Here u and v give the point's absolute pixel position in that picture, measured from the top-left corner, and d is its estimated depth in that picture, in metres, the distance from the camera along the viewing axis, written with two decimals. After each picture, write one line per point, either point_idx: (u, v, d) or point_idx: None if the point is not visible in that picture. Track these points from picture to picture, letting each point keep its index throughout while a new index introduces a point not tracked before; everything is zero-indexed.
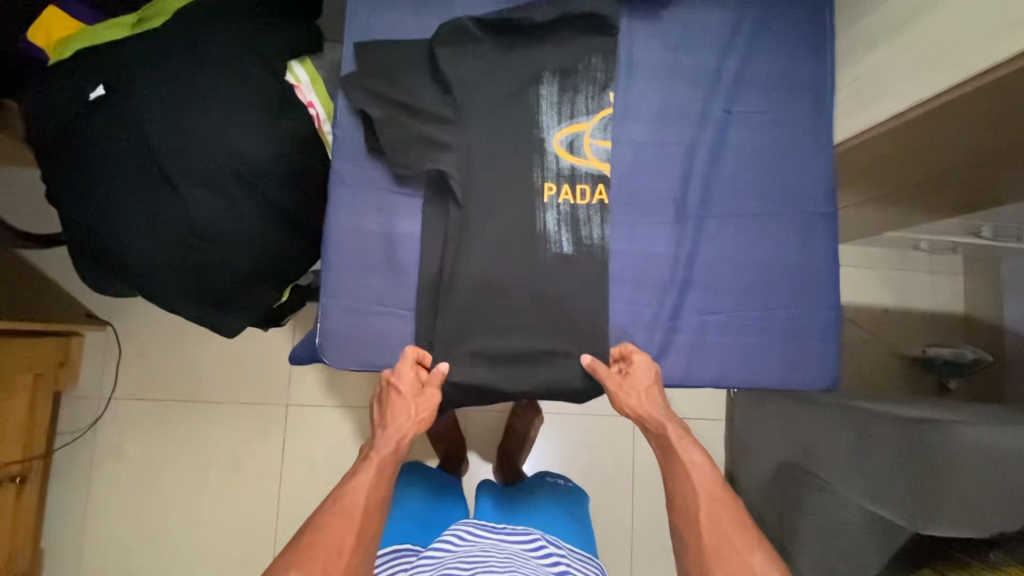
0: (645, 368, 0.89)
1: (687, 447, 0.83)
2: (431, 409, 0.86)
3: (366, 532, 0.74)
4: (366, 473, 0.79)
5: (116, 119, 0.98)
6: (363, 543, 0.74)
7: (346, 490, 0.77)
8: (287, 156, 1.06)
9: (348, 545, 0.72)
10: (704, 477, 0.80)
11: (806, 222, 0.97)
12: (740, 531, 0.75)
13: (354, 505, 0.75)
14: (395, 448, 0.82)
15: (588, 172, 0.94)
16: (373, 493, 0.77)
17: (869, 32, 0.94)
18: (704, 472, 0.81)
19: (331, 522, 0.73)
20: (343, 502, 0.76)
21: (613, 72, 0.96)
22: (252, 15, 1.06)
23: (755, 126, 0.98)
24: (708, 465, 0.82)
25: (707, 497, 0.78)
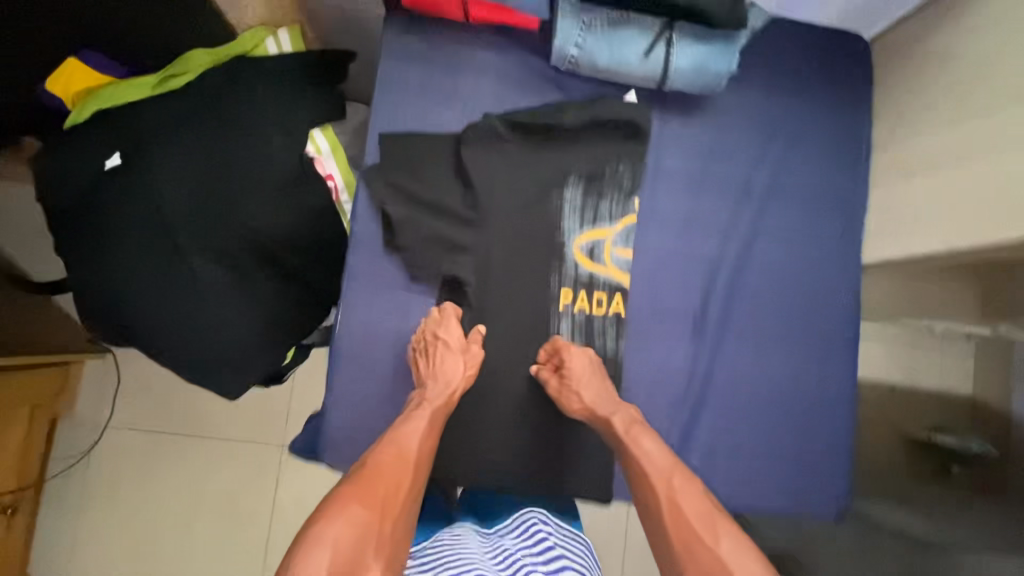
0: (579, 362, 0.85)
1: (637, 436, 0.77)
2: (477, 366, 0.86)
3: (420, 477, 0.72)
4: (420, 418, 0.78)
5: (131, 190, 0.96)
6: (417, 488, 0.71)
7: (401, 433, 0.75)
8: (303, 229, 1.04)
9: (405, 485, 0.69)
10: (657, 468, 0.73)
11: (818, 343, 0.97)
12: (700, 517, 0.66)
13: (409, 450, 0.73)
14: (444, 403, 0.81)
15: (607, 281, 0.93)
16: (425, 442, 0.76)
17: (907, 158, 0.92)
18: (657, 458, 0.74)
19: (388, 462, 0.71)
20: (398, 444, 0.73)
21: (640, 180, 0.94)
22: (276, 84, 1.04)
23: (779, 241, 0.97)
24: (666, 453, 0.75)
25: (662, 485, 0.70)
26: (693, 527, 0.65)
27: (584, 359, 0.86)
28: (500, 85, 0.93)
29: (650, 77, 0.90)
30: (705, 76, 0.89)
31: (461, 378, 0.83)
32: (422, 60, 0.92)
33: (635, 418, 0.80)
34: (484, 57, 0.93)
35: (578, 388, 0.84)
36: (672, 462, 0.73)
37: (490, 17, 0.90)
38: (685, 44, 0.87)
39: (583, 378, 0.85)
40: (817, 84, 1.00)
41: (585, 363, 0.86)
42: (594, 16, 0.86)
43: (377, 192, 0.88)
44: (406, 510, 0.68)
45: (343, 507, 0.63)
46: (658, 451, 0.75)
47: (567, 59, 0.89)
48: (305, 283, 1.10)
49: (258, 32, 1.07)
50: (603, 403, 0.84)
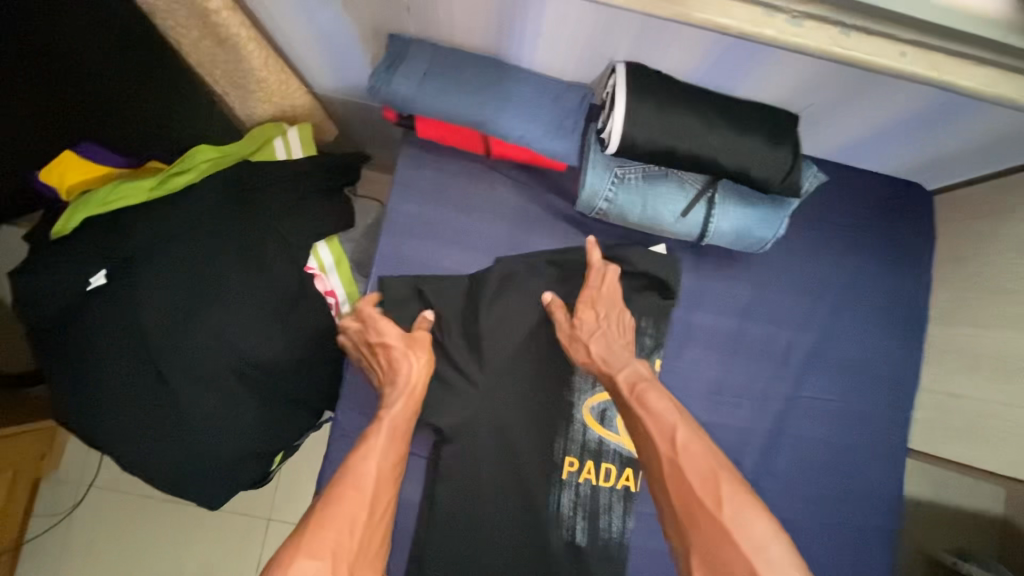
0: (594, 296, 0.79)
1: (644, 394, 0.71)
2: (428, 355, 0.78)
3: (380, 507, 0.66)
4: (377, 439, 0.70)
5: (116, 310, 0.90)
6: (375, 523, 0.64)
7: (356, 457, 0.68)
8: (295, 351, 0.97)
9: (361, 521, 0.63)
10: (663, 427, 0.67)
11: (855, 535, 0.87)
12: (704, 480, 0.62)
13: (367, 476, 0.66)
14: (407, 411, 0.73)
15: (617, 449, 0.85)
16: (385, 460, 0.69)
17: (967, 342, 0.84)
18: (662, 418, 0.68)
19: (345, 493, 0.63)
20: (352, 473, 0.66)
21: (665, 338, 0.85)
22: (280, 192, 0.97)
23: (818, 415, 0.87)
24: (672, 404, 0.69)
25: (667, 444, 0.66)
26: (702, 495, 0.61)
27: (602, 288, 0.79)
28: (519, 227, 0.86)
29: (686, 235, 0.82)
30: (746, 239, 0.81)
31: (419, 376, 0.76)
32: (436, 197, 0.85)
33: (640, 376, 0.73)
34: (506, 195, 0.86)
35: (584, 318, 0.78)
36: (679, 418, 0.67)
37: (514, 157, 0.84)
38: (728, 205, 0.79)
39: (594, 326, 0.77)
40: (874, 240, 0.90)
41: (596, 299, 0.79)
42: (628, 169, 0.79)
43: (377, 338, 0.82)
44: (364, 546, 0.62)
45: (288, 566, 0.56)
46: (666, 403, 0.69)
47: (595, 209, 0.81)
48: (295, 399, 1.02)
49: (269, 127, 1.01)
50: (605, 324, 0.78)
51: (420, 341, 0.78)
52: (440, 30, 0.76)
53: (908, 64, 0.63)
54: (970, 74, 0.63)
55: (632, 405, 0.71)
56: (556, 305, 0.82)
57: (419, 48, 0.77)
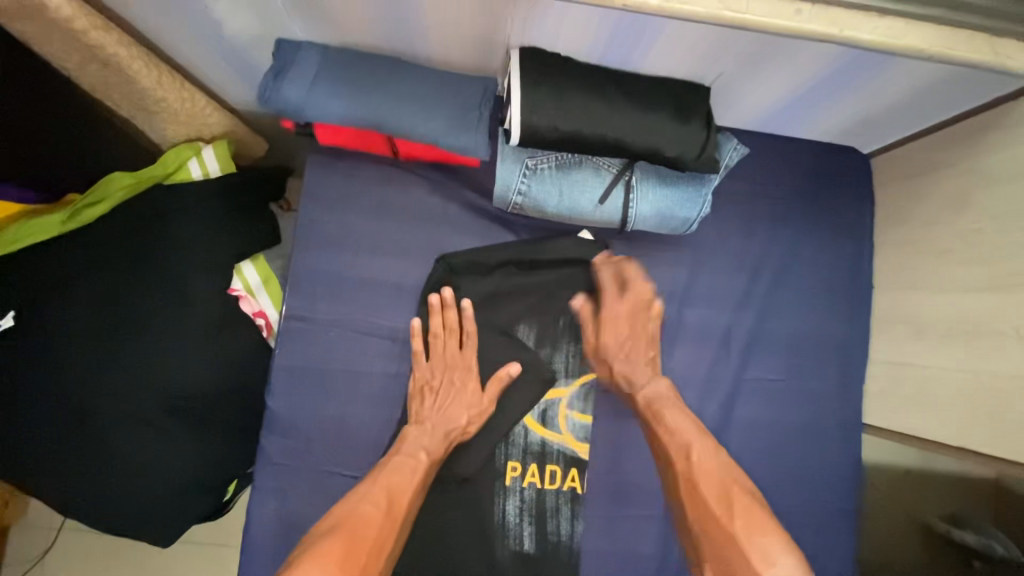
0: (630, 307, 0.80)
1: (665, 413, 0.75)
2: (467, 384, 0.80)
3: (395, 526, 0.68)
4: (408, 459, 0.73)
5: (31, 352, 0.87)
6: (386, 542, 0.66)
7: (384, 471, 0.72)
8: (225, 376, 0.93)
9: (370, 544, 0.64)
10: (687, 437, 0.72)
11: (816, 515, 0.84)
12: (717, 491, 0.67)
13: (388, 495, 0.69)
14: (436, 444, 0.76)
15: (562, 449, 0.81)
16: (405, 481, 0.71)
17: (911, 308, 0.80)
18: (679, 434, 0.73)
19: (339, 523, 0.64)
20: (370, 489, 0.69)
21: (599, 329, 0.83)
22: (196, 211, 0.93)
23: (767, 396, 0.84)
24: (692, 420, 0.74)
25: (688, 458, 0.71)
26: (699, 504, 0.67)
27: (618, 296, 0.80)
28: (437, 229, 0.82)
29: (608, 221, 0.78)
30: (670, 221, 0.77)
31: (460, 405, 0.78)
32: (348, 206, 0.82)
33: (661, 394, 0.76)
34: (420, 196, 0.82)
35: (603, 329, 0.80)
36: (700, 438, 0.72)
37: (423, 157, 0.80)
38: (647, 188, 0.75)
39: (618, 342, 0.80)
40: (811, 210, 0.86)
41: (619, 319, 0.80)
42: (539, 159, 0.75)
43: (296, 358, 0.79)
44: (378, 551, 0.65)
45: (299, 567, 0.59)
46: (684, 419, 0.74)
47: (510, 205, 0.77)
48: (231, 428, 0.98)
49: (182, 147, 0.96)
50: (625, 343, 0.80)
51: (453, 363, 0.80)
52: (329, 30, 0.73)
53: (806, 22, 0.59)
54: (872, 27, 0.59)
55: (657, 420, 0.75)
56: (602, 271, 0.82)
57: (311, 51, 0.74)
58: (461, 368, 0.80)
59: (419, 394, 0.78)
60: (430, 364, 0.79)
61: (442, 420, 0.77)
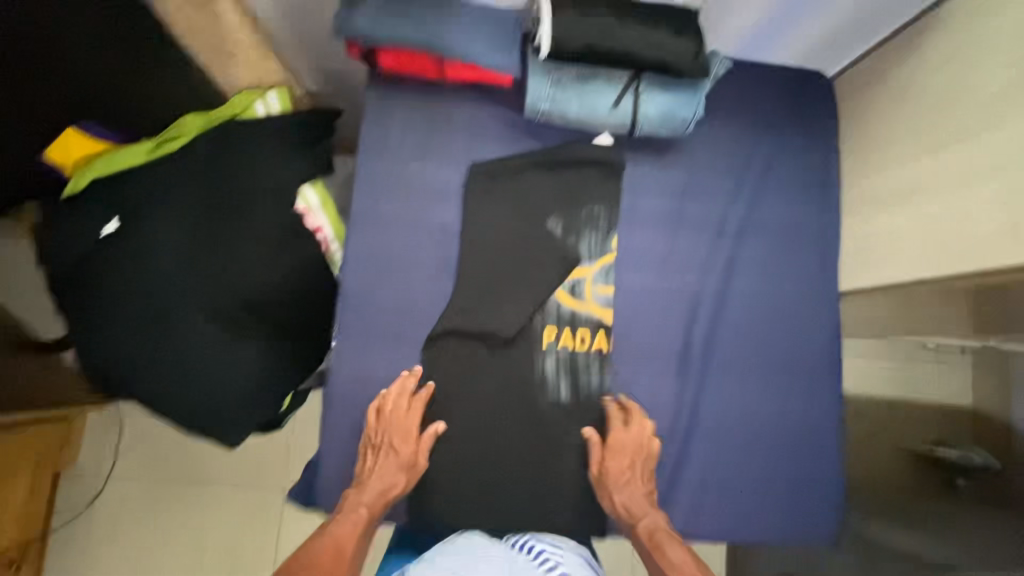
0: (638, 432, 0.89)
1: (664, 543, 0.80)
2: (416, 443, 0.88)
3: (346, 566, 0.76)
4: (355, 512, 0.81)
5: (131, 252, 1.03)
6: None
7: (333, 524, 0.79)
8: (292, 281, 1.08)
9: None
10: (683, 572, 0.76)
11: (809, 370, 0.97)
12: None
13: (340, 545, 0.77)
14: (377, 499, 0.83)
15: (589, 318, 0.96)
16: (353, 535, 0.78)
17: (871, 191, 0.96)
18: (678, 565, 0.77)
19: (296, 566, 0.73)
20: (328, 538, 0.77)
21: (616, 218, 0.98)
22: (265, 140, 1.08)
23: (760, 271, 0.99)
24: (688, 556, 0.79)
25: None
26: None
27: (626, 439, 0.89)
28: (475, 138, 0.98)
29: (620, 125, 0.94)
30: (671, 122, 0.94)
31: (400, 463, 0.86)
32: (400, 121, 0.97)
33: (660, 527, 0.83)
34: (460, 113, 0.98)
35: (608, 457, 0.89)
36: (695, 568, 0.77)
37: (467, 79, 0.96)
38: (652, 93, 0.92)
39: (623, 475, 0.88)
40: (789, 117, 1.02)
41: (626, 452, 0.89)
42: (563, 72, 0.91)
43: (363, 246, 0.94)
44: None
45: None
46: (683, 556, 0.78)
47: (540, 112, 0.94)
48: (294, 332, 1.13)
49: (250, 92, 1.12)
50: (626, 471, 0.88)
51: (406, 426, 0.87)
52: None
53: None
54: None
55: (653, 551, 0.80)
56: (593, 435, 0.91)
57: None
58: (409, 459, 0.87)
59: (374, 460, 0.86)
60: (381, 447, 0.86)
61: (384, 474, 0.85)
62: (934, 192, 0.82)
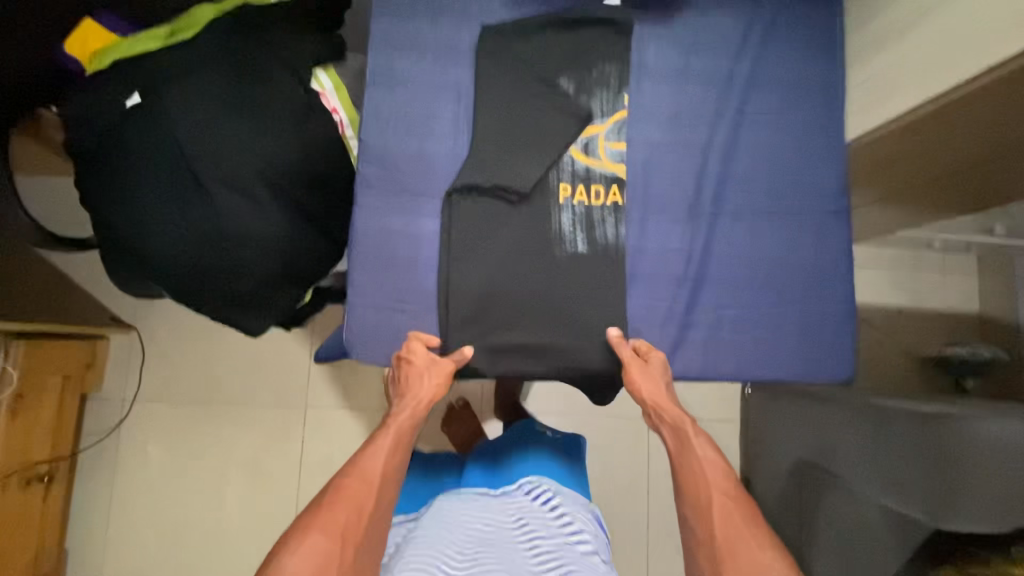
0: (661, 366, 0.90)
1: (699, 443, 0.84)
2: (442, 377, 0.88)
3: (383, 497, 0.77)
4: (383, 443, 0.82)
5: (152, 123, 1.02)
6: (378, 508, 0.76)
7: (364, 457, 0.80)
8: (312, 160, 1.10)
9: (366, 510, 0.75)
10: (719, 474, 0.81)
11: (820, 217, 1.00)
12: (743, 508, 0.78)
13: (373, 472, 0.78)
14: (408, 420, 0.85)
15: (603, 173, 0.97)
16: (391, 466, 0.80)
17: (874, 36, 0.97)
18: (715, 466, 0.82)
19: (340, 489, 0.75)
20: (362, 469, 0.78)
21: (626, 76, 0.99)
22: (280, 24, 1.11)
23: (767, 125, 1.01)
24: (715, 455, 0.83)
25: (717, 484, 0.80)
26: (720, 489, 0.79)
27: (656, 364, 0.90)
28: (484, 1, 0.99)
29: None
30: None
31: (425, 393, 0.87)
32: None
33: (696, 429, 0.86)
34: None
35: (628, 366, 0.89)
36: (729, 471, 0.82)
37: None
38: None
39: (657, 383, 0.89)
40: None
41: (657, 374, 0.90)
42: None
43: (380, 106, 0.95)
44: (367, 534, 0.74)
45: (306, 532, 0.71)
46: (713, 455, 0.84)
47: None
48: (314, 216, 1.15)
49: None
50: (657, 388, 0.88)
51: (427, 363, 0.88)
52: None
53: None
54: None
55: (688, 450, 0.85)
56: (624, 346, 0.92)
57: None
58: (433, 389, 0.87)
59: (402, 391, 0.87)
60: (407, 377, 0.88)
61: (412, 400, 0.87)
62: (936, 11, 0.83)
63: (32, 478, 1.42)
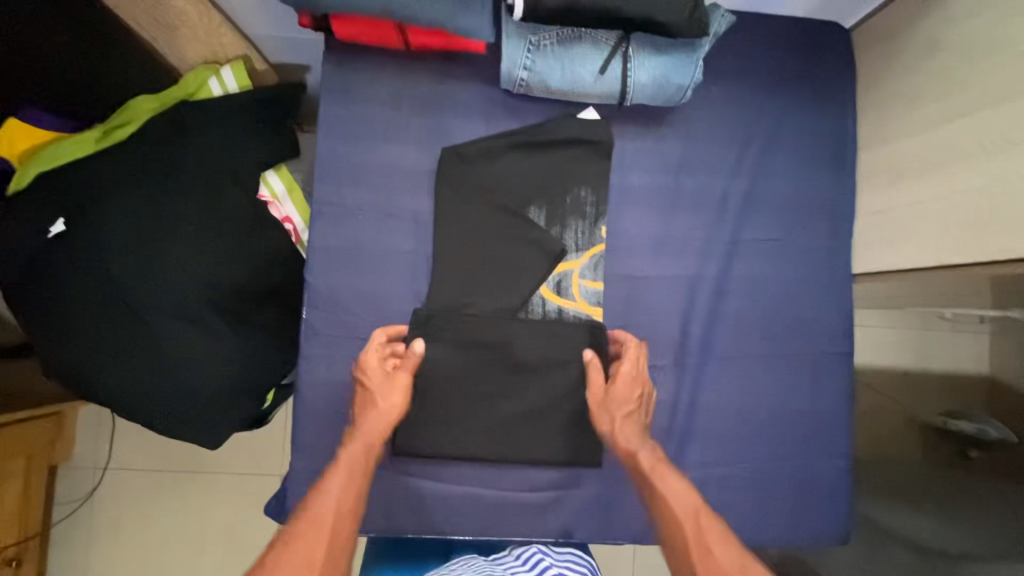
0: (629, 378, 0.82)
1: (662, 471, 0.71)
2: (400, 397, 0.79)
3: (340, 539, 0.63)
4: (335, 478, 0.69)
5: (77, 250, 0.93)
6: (338, 553, 0.62)
7: (316, 498, 0.67)
8: (262, 276, 1.00)
9: (320, 560, 0.60)
10: (685, 504, 0.67)
11: (819, 361, 0.90)
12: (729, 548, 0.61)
13: (326, 510, 0.65)
14: (361, 449, 0.74)
15: (577, 316, 0.87)
16: (348, 501, 0.67)
17: (888, 161, 0.85)
18: (681, 496, 0.68)
19: (291, 535, 0.62)
20: (310, 514, 0.64)
21: (605, 202, 0.88)
22: (225, 122, 1.00)
23: (765, 254, 0.90)
24: (685, 486, 0.69)
25: (690, 522, 0.65)
26: (693, 528, 0.64)
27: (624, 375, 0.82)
28: (446, 116, 0.87)
29: (608, 94, 0.83)
30: (666, 90, 0.83)
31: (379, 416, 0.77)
32: (360, 97, 0.86)
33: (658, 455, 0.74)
34: (427, 85, 0.87)
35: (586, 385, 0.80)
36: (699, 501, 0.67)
37: (433, 45, 0.83)
38: (644, 56, 0.80)
39: (622, 404, 0.80)
40: (797, 79, 0.91)
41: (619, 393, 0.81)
42: (542, 35, 0.79)
43: (331, 242, 0.85)
44: None
45: None
46: (677, 485, 0.69)
47: (517, 82, 0.82)
48: (270, 328, 1.05)
49: (202, 70, 1.03)
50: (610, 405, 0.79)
51: (390, 381, 0.80)
52: None
53: None
54: None
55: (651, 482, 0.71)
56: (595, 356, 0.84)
57: None
58: (396, 409, 0.79)
59: (357, 420, 0.78)
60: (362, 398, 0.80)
61: (371, 427, 0.77)
62: (967, 162, 0.71)
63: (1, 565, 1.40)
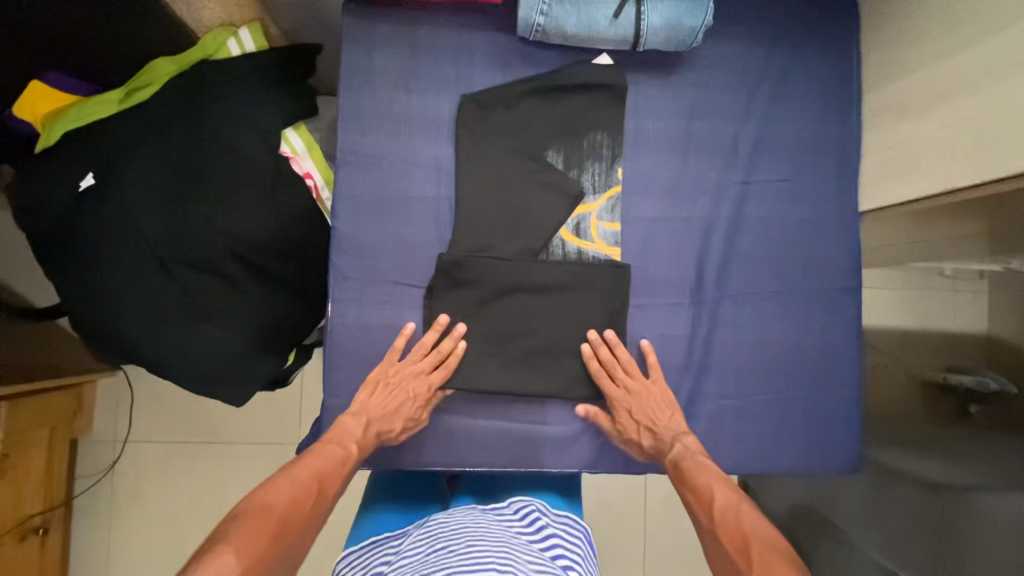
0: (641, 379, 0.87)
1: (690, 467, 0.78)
2: (417, 396, 0.85)
3: (317, 505, 0.68)
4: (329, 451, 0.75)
5: (107, 206, 0.96)
6: (314, 516, 0.67)
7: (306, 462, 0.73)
8: (287, 232, 1.02)
9: (298, 515, 0.65)
10: (719, 493, 0.72)
11: (829, 296, 0.94)
12: (758, 521, 0.67)
13: (312, 477, 0.71)
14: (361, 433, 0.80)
15: (596, 256, 0.90)
16: (332, 470, 0.74)
17: (893, 101, 0.89)
18: (709, 488, 0.73)
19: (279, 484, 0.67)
20: (298, 475, 0.70)
21: (621, 146, 0.91)
22: (245, 82, 1.02)
23: (775, 194, 0.93)
24: (716, 477, 0.75)
25: (722, 506, 0.70)
26: (720, 512, 0.69)
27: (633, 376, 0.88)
28: (465, 64, 0.89)
29: (622, 39, 0.86)
30: (679, 33, 0.85)
31: (394, 408, 0.83)
32: (381, 48, 0.88)
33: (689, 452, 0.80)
34: (446, 34, 0.89)
35: (621, 393, 0.87)
36: (727, 487, 0.73)
37: None
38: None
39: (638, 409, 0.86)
40: (804, 24, 0.93)
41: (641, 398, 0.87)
42: None
43: (356, 188, 0.87)
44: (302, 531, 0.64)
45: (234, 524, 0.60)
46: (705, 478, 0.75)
47: (534, 28, 0.85)
48: (295, 286, 1.08)
49: (220, 32, 1.05)
50: (643, 405, 0.86)
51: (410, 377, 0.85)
52: None
53: None
54: None
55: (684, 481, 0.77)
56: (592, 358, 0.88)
57: None
58: (407, 402, 0.83)
59: (366, 401, 0.83)
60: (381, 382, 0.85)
61: (380, 416, 0.82)
62: (969, 92, 0.75)
63: (26, 532, 1.44)
